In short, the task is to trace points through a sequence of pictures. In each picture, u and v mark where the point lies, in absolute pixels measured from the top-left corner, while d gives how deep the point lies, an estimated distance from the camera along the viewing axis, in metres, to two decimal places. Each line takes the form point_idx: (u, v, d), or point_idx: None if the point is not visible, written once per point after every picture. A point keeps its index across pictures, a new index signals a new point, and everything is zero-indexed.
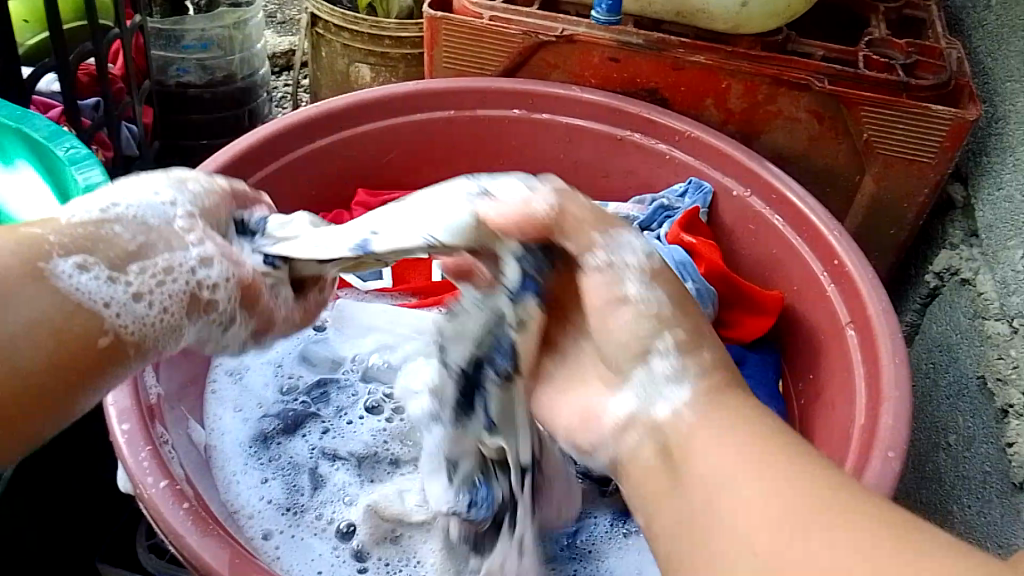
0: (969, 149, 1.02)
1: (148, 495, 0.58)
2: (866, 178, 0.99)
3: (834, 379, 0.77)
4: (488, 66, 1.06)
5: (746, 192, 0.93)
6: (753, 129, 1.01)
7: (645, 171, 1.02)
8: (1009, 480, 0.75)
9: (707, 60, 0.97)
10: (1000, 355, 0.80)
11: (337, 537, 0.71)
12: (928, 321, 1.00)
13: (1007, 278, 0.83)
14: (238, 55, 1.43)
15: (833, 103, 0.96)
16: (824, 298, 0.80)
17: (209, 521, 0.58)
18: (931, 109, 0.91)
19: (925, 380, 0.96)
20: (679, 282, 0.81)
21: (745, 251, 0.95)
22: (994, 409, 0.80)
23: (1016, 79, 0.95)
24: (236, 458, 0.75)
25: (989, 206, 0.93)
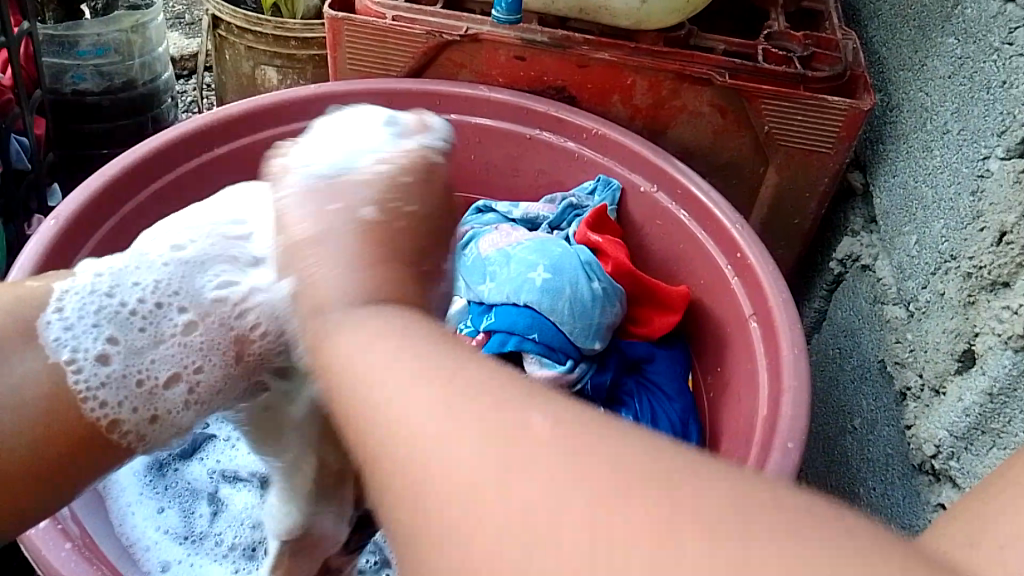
0: (867, 138, 1.05)
1: (27, 535, 0.55)
2: (769, 169, 1.01)
3: (740, 373, 0.78)
4: (394, 68, 1.04)
5: (653, 188, 0.93)
6: (658, 124, 1.02)
7: (553, 169, 1.02)
8: (909, 461, 0.78)
9: (611, 57, 0.97)
10: (898, 339, 0.83)
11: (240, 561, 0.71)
12: (833, 307, 1.03)
13: (902, 263, 0.86)
14: (138, 59, 1.38)
15: (734, 97, 0.97)
16: (729, 293, 0.82)
17: (94, 561, 0.56)
18: (826, 100, 0.94)
19: (831, 365, 0.99)
20: (585, 282, 0.81)
21: (653, 246, 0.96)
22: (894, 392, 0.82)
23: (908, 69, 0.98)
24: (132, 487, 0.72)
25: (885, 193, 0.96)
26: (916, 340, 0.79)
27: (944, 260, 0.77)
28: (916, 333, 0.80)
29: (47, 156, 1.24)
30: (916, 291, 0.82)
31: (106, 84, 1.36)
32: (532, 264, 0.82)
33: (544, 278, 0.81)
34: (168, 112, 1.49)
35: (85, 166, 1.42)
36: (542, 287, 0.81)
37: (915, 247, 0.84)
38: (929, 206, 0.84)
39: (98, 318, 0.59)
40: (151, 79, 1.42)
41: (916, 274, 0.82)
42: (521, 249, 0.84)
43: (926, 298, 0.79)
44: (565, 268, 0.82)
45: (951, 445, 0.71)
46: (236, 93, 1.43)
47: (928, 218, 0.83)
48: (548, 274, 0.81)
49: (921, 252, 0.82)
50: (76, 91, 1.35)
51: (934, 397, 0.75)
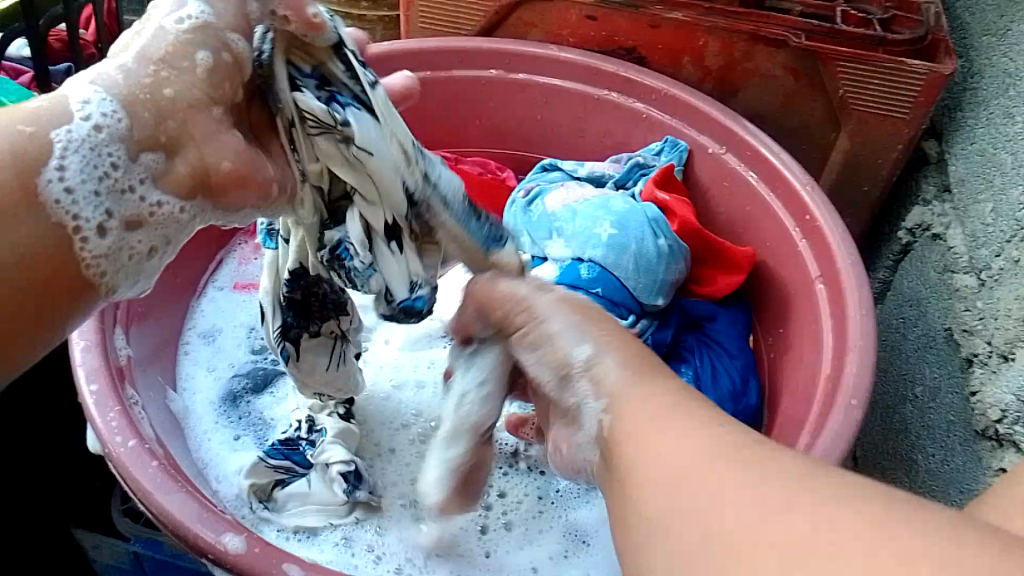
0: (944, 105, 1.02)
1: (116, 454, 0.58)
2: (841, 134, 1.00)
3: (804, 335, 0.77)
4: (464, 26, 1.05)
5: (721, 150, 0.93)
6: (729, 86, 1.01)
7: (620, 129, 1.02)
8: (971, 428, 0.77)
9: (684, 16, 0.96)
10: (966, 308, 0.82)
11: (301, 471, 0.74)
12: (900, 277, 1.02)
13: (976, 232, 0.84)
14: None
15: (808, 59, 0.95)
16: (796, 255, 0.81)
17: (178, 477, 0.59)
18: (906, 64, 0.91)
19: (894, 335, 0.98)
20: (651, 240, 0.81)
21: (719, 210, 0.95)
22: (960, 359, 0.81)
23: (991, 34, 0.95)
24: (208, 416, 0.77)
25: (961, 161, 0.93)
26: (986, 308, 0.78)
27: (1021, 227, 0.76)
28: (987, 301, 0.78)
29: None
30: (990, 259, 0.80)
31: None
32: (598, 220, 0.83)
33: (610, 235, 0.82)
34: None
35: None
36: (608, 242, 0.81)
37: (991, 215, 0.82)
38: (1008, 173, 0.81)
39: (96, 183, 0.45)
40: None
41: (990, 242, 0.81)
42: (586, 206, 0.85)
43: (1000, 266, 0.78)
44: (631, 226, 0.82)
45: (1017, 411, 0.69)
46: None
47: (1006, 185, 0.81)
48: (614, 231, 0.82)
49: (997, 220, 0.80)
50: None
51: (1002, 363, 0.74)
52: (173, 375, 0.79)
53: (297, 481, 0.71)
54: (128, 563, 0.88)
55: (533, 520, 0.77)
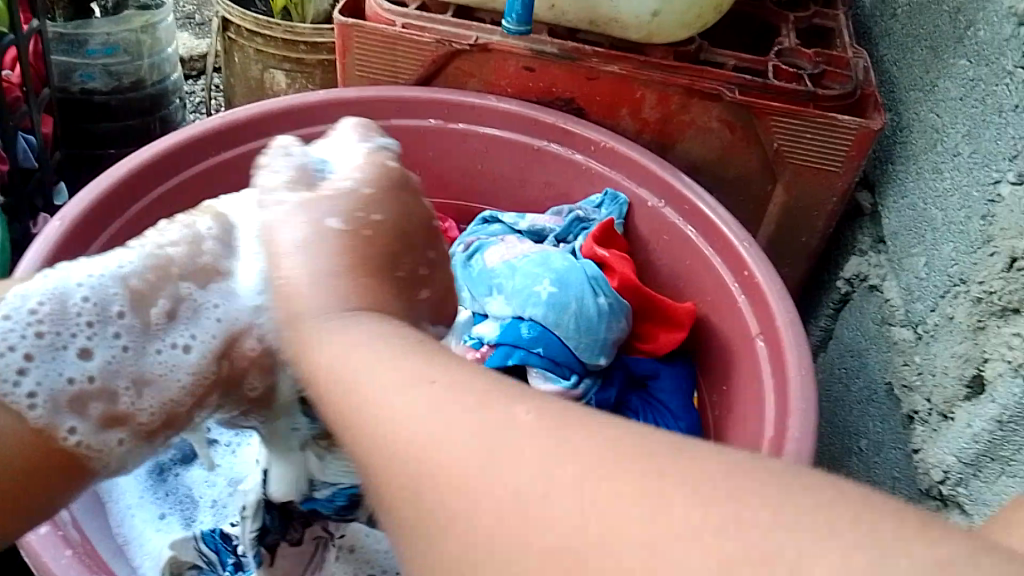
0: (876, 156, 1.04)
1: (28, 541, 0.55)
2: (777, 186, 1.01)
3: (747, 393, 0.77)
4: (403, 75, 1.04)
5: (660, 204, 0.93)
6: (667, 138, 1.02)
7: (562, 181, 1.02)
8: (916, 487, 0.77)
9: (621, 70, 0.97)
10: (905, 362, 0.83)
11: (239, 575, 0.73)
12: (840, 326, 1.03)
13: (910, 286, 0.86)
14: (147, 60, 1.38)
15: (743, 113, 0.97)
16: (736, 310, 0.81)
17: (94, 569, 0.55)
18: (836, 119, 0.93)
19: (836, 386, 0.99)
20: (591, 297, 0.81)
21: (660, 261, 0.95)
22: (901, 415, 0.82)
23: (919, 89, 0.98)
24: (133, 490, 0.73)
25: (894, 214, 0.95)
26: (923, 363, 0.79)
27: (953, 283, 0.77)
28: (923, 356, 0.79)
29: (53, 156, 1.24)
30: (925, 314, 0.81)
31: (114, 83, 1.36)
32: (538, 277, 0.82)
33: (550, 292, 0.80)
34: (176, 113, 1.49)
35: (91, 166, 1.42)
36: (548, 301, 0.80)
37: (924, 270, 0.84)
38: (939, 229, 0.83)
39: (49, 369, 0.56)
40: (160, 80, 1.42)
41: (925, 296, 0.82)
42: (526, 262, 0.84)
43: (934, 321, 0.79)
44: (571, 283, 0.81)
45: (959, 471, 0.70)
46: (244, 96, 1.43)
47: (938, 241, 0.82)
48: (553, 288, 0.81)
49: (931, 274, 0.82)
50: (85, 90, 1.35)
51: (941, 421, 0.74)
52: None
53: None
54: None
55: None
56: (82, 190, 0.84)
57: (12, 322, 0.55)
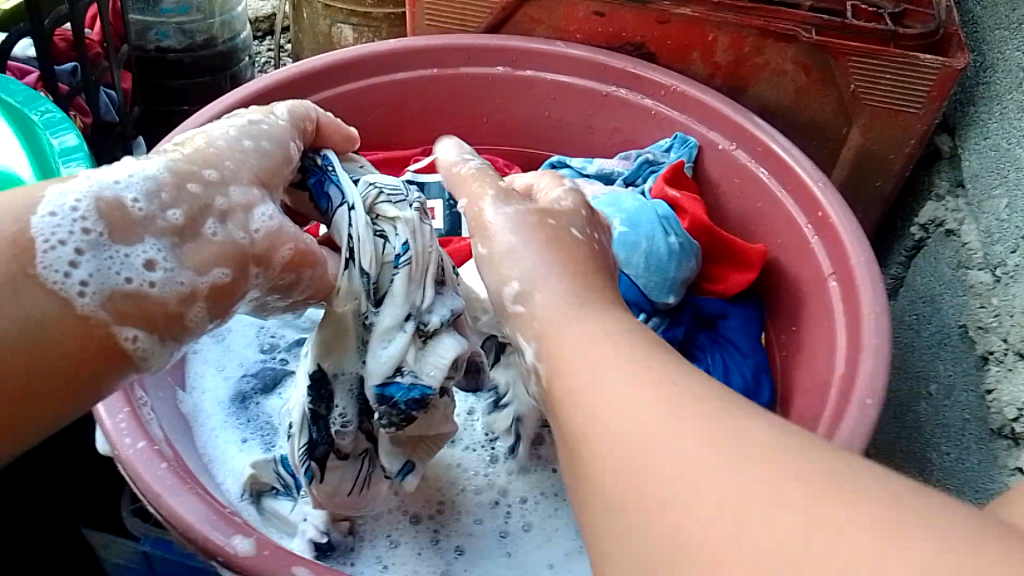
0: (957, 99, 1.01)
1: (126, 455, 0.58)
2: (852, 130, 0.99)
3: (817, 333, 0.76)
4: (471, 23, 1.04)
5: (730, 146, 0.92)
6: (739, 82, 1.00)
7: (629, 126, 1.01)
8: (988, 427, 0.76)
9: (692, 12, 0.95)
10: (982, 304, 0.80)
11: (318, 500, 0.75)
12: (913, 273, 1.01)
13: (991, 227, 0.83)
14: (219, 17, 1.41)
15: (818, 54, 0.94)
16: (808, 251, 0.80)
17: (188, 480, 0.58)
18: (918, 58, 0.90)
19: (907, 332, 0.97)
20: (661, 237, 0.80)
21: (729, 205, 0.94)
22: (975, 357, 0.80)
23: (1004, 28, 0.94)
24: (218, 415, 0.77)
25: (975, 156, 0.92)
26: (1003, 304, 0.77)
27: None
28: (1003, 297, 0.77)
29: (132, 109, 1.28)
30: (1006, 255, 0.79)
31: (188, 41, 1.39)
32: (608, 218, 0.82)
33: (620, 232, 0.81)
34: (246, 70, 1.52)
35: (167, 122, 1.47)
36: (617, 240, 0.80)
37: (1007, 210, 0.81)
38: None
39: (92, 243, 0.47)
40: (231, 37, 1.44)
41: (1006, 238, 0.79)
42: (595, 204, 0.84)
43: (1016, 262, 0.76)
44: (641, 222, 0.81)
45: None
46: (312, 52, 1.45)
47: (1022, 179, 0.80)
48: (623, 228, 0.81)
49: (1014, 214, 0.79)
50: (160, 47, 1.38)
51: (1021, 360, 0.73)
52: (181, 377, 0.79)
53: (284, 500, 0.72)
54: (138, 564, 0.88)
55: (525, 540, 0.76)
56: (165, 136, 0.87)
57: (58, 217, 0.46)
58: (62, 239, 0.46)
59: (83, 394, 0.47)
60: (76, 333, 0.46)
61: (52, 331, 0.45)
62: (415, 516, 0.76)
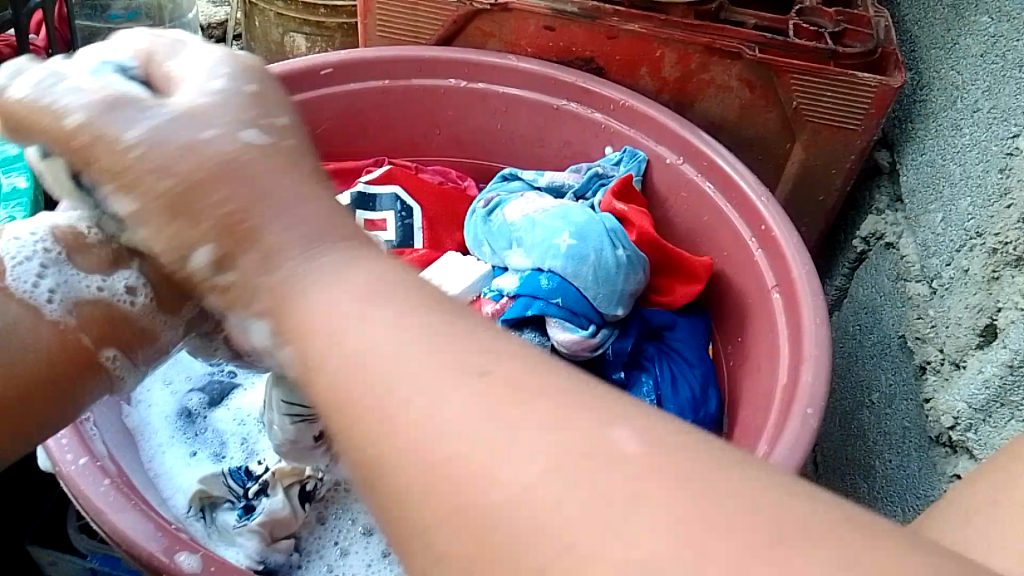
0: (895, 115, 1.04)
1: (68, 472, 0.57)
2: (796, 145, 1.01)
3: (761, 344, 0.78)
4: (424, 35, 1.04)
5: (678, 161, 0.94)
6: (686, 97, 1.02)
7: (580, 139, 1.02)
8: (926, 435, 0.79)
9: (640, 28, 0.97)
10: (919, 315, 0.83)
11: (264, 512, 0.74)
12: (855, 285, 1.04)
13: (927, 241, 0.86)
14: (170, 25, 1.39)
15: (762, 71, 0.97)
16: (752, 264, 0.82)
17: (133, 496, 0.58)
18: (857, 76, 0.93)
19: (851, 342, 1.00)
20: (609, 250, 0.82)
21: (678, 217, 0.96)
22: (914, 366, 0.83)
23: (940, 47, 0.97)
24: (164, 430, 0.76)
25: (912, 172, 0.95)
26: (938, 316, 0.80)
27: (969, 237, 0.77)
28: (938, 309, 0.80)
29: None
30: (940, 268, 0.82)
31: None
32: (558, 230, 0.83)
33: (569, 245, 0.82)
34: None
35: None
36: (567, 253, 0.82)
37: (940, 225, 0.84)
38: (956, 183, 0.83)
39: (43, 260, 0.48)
40: None
41: (940, 251, 0.83)
42: (545, 216, 0.85)
43: (950, 275, 0.79)
44: (590, 236, 0.82)
45: (968, 417, 0.71)
46: (265, 60, 1.44)
47: (955, 195, 0.83)
48: (572, 241, 0.82)
49: (947, 229, 0.82)
50: None
51: (954, 370, 0.76)
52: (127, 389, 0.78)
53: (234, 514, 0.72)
54: None
55: None
56: None
57: (22, 241, 0.48)
58: (27, 257, 0.48)
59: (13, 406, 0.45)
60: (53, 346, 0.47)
61: (23, 334, 0.46)
62: (367, 528, 0.75)
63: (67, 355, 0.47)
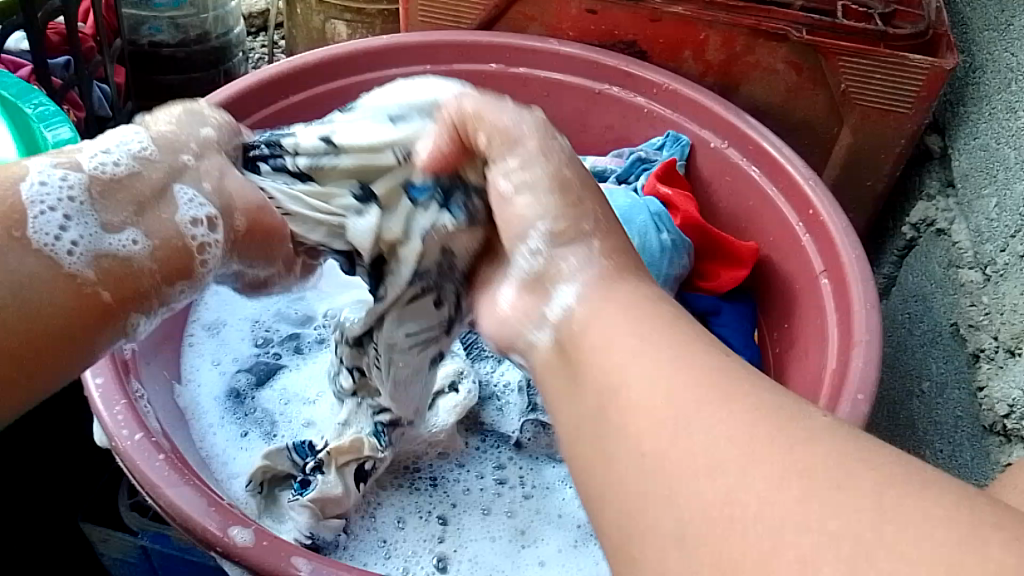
0: (946, 99, 1.02)
1: (124, 448, 0.58)
2: (844, 129, 0.99)
3: (809, 331, 0.77)
4: (465, 19, 1.04)
5: (723, 145, 0.93)
6: (731, 81, 1.01)
7: (622, 124, 1.02)
8: (978, 424, 0.77)
9: (685, 11, 0.96)
10: (972, 302, 0.81)
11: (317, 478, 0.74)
12: (904, 272, 1.02)
13: (980, 226, 0.84)
14: (212, 12, 1.40)
15: (810, 53, 0.95)
16: (799, 248, 0.81)
17: (185, 471, 0.59)
18: (908, 59, 0.91)
19: (900, 330, 0.98)
20: (654, 234, 0.81)
21: (722, 203, 0.95)
22: (966, 355, 0.81)
23: (994, 28, 0.94)
24: (213, 412, 0.78)
25: (965, 156, 0.93)
26: (992, 302, 0.78)
27: None
28: (992, 295, 0.78)
29: (125, 105, 1.28)
30: (994, 253, 0.80)
31: (180, 35, 1.39)
32: None
33: None
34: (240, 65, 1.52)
35: None
36: None
37: (995, 210, 0.82)
38: (1012, 167, 0.81)
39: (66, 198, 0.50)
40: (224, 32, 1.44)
41: (995, 237, 0.81)
42: None
43: (1004, 261, 0.78)
44: (634, 220, 0.82)
45: None
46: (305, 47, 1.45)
47: (1011, 179, 0.80)
48: (617, 224, 0.82)
49: (1002, 214, 0.80)
50: (154, 42, 1.39)
51: (1008, 359, 0.74)
52: (177, 371, 0.79)
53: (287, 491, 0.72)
54: (135, 558, 0.89)
55: (534, 528, 0.77)
56: None
57: (47, 185, 0.50)
58: (53, 204, 0.49)
59: (67, 356, 0.49)
60: (68, 293, 0.49)
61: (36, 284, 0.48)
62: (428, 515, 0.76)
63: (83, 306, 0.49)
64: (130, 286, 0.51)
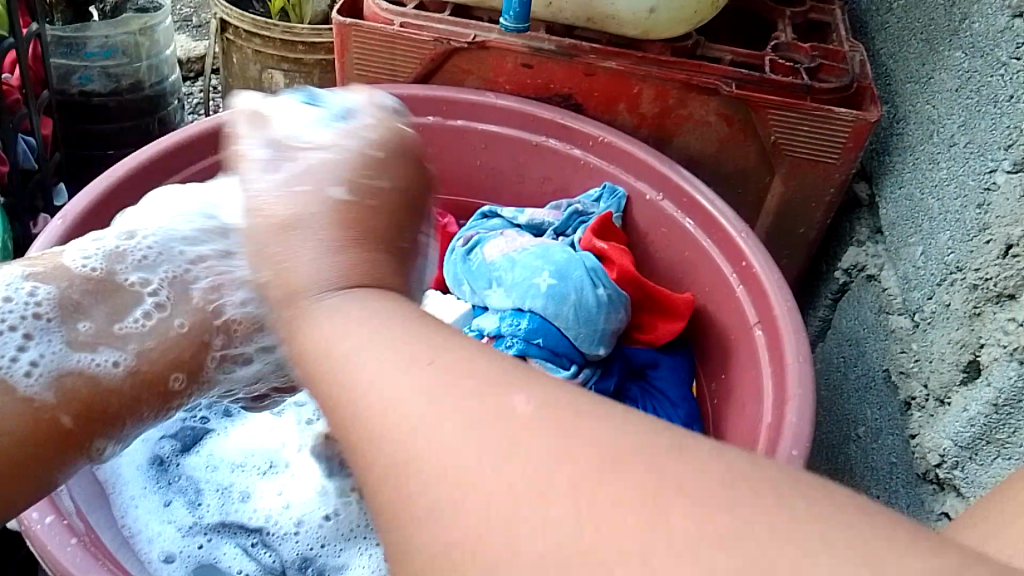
0: (873, 148, 1.05)
1: (34, 531, 0.56)
2: (775, 179, 1.02)
3: (746, 382, 0.78)
4: (401, 73, 1.04)
5: (658, 196, 0.94)
6: (665, 132, 1.03)
7: (560, 175, 1.02)
8: (912, 471, 0.78)
9: (618, 65, 0.97)
10: (902, 349, 0.83)
11: (245, 550, 0.74)
12: (838, 316, 1.04)
13: (908, 274, 0.86)
14: (146, 61, 1.38)
15: (740, 106, 0.97)
16: (734, 300, 0.82)
17: (100, 556, 0.56)
18: (833, 112, 0.94)
19: (836, 374, 0.99)
20: (590, 289, 0.82)
21: (659, 253, 0.96)
22: (898, 401, 0.83)
23: (915, 81, 0.98)
24: (136, 481, 0.75)
25: (892, 204, 0.96)
26: (921, 350, 0.80)
27: (949, 271, 0.78)
28: (921, 343, 0.80)
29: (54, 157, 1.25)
30: (922, 301, 0.82)
31: (112, 85, 1.36)
32: (538, 269, 0.83)
33: (550, 284, 0.82)
34: (175, 114, 1.50)
35: (92, 167, 1.43)
36: (547, 292, 0.82)
37: (921, 258, 0.84)
38: (935, 218, 0.84)
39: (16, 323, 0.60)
40: (158, 81, 1.42)
41: (922, 285, 0.83)
42: (525, 255, 0.85)
43: (931, 309, 0.80)
44: (570, 275, 0.82)
45: (955, 455, 0.71)
46: (242, 96, 1.44)
47: (934, 229, 0.83)
48: (553, 280, 0.82)
49: (928, 263, 0.83)
50: (84, 92, 1.35)
51: (939, 407, 0.75)
52: None
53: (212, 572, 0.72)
54: None
55: None
56: (79, 193, 0.84)
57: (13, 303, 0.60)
58: (13, 327, 0.60)
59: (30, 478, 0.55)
60: (25, 419, 0.56)
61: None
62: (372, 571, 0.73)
63: (41, 426, 0.56)
64: (97, 405, 0.59)
